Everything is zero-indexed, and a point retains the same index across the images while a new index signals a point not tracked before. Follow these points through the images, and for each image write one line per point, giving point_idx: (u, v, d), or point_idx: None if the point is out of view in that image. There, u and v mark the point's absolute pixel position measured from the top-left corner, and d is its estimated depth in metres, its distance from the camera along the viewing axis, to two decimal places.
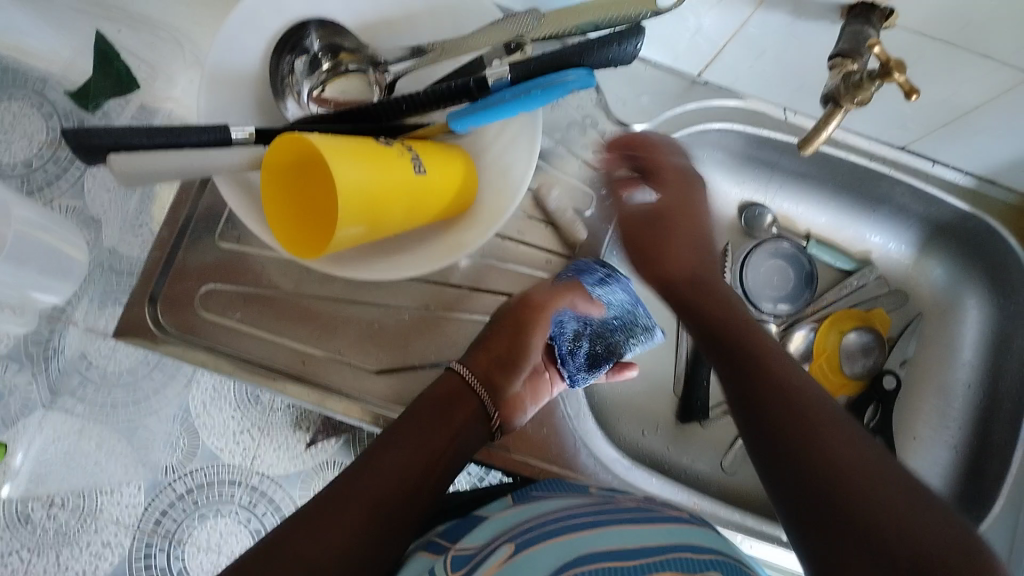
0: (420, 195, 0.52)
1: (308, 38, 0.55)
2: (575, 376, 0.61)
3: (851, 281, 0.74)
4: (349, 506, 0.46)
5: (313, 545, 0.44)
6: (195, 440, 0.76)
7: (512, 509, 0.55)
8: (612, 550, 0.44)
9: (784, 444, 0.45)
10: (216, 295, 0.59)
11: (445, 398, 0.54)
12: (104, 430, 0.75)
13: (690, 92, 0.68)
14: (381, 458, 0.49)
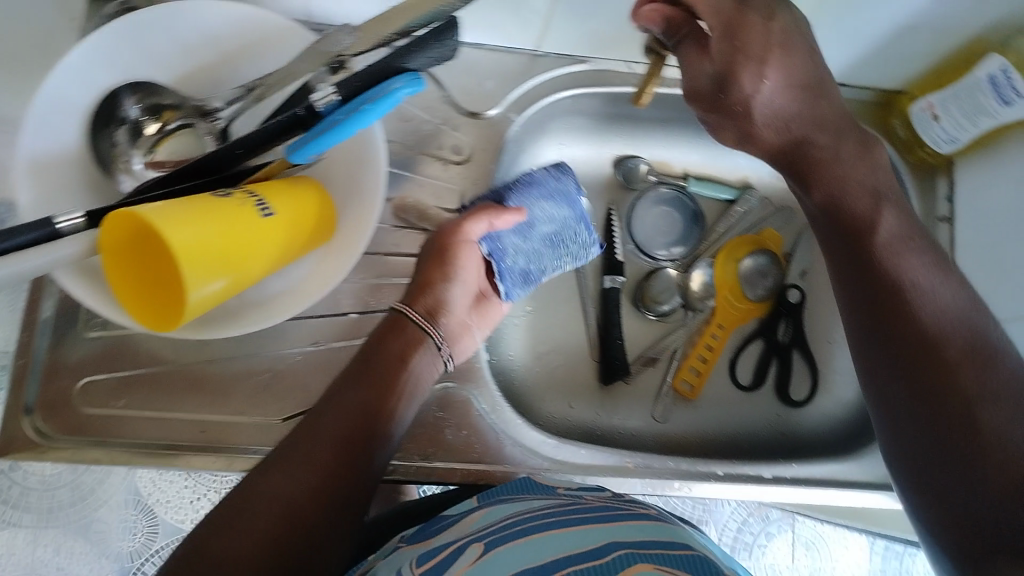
0: (275, 237, 0.52)
1: (125, 104, 0.53)
2: (509, 291, 0.62)
3: (736, 210, 0.76)
4: (315, 458, 0.48)
5: (289, 486, 0.46)
6: (152, 518, 0.77)
7: (467, 517, 0.52)
8: (574, 552, 0.43)
9: (923, 369, 0.51)
10: (96, 387, 0.57)
11: (393, 340, 0.57)
12: (57, 534, 0.75)
13: (534, 66, 0.67)
14: (344, 406, 0.51)
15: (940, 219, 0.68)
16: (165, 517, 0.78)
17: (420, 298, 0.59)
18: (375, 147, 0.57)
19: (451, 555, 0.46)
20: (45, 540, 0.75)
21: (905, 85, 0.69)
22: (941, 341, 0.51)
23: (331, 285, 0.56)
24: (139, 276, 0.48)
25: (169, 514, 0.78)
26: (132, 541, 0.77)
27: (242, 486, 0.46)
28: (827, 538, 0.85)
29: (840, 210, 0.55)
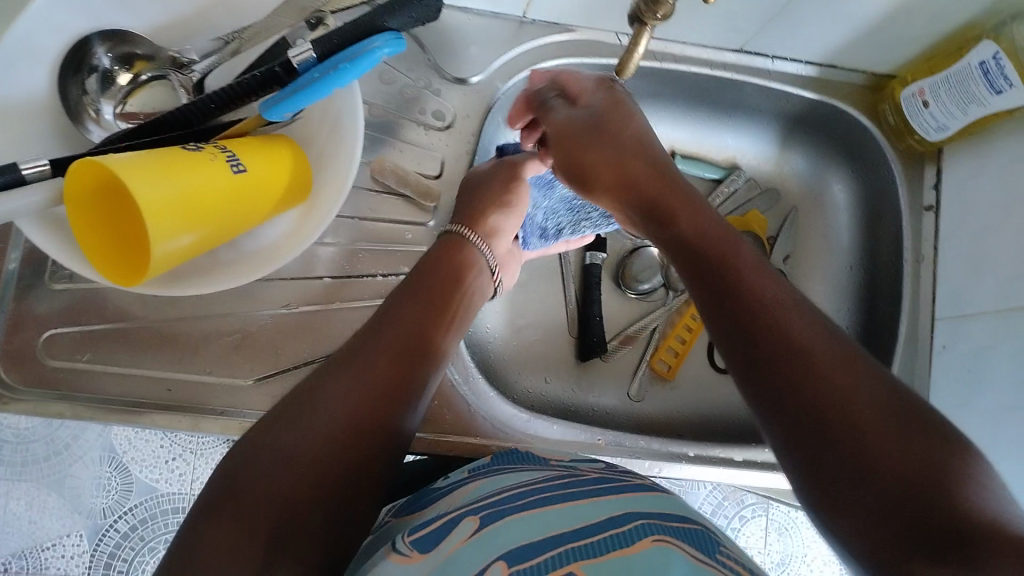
0: (246, 194, 0.50)
1: (96, 53, 0.53)
2: (526, 239, 0.66)
3: (722, 189, 0.73)
4: (376, 377, 0.46)
5: (349, 389, 0.44)
6: (127, 476, 0.77)
7: (465, 485, 0.51)
8: (572, 529, 0.42)
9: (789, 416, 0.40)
10: (60, 340, 0.56)
11: (448, 265, 0.55)
12: (30, 487, 0.76)
13: (521, 34, 0.66)
14: (401, 326, 0.49)
15: (924, 208, 0.68)
16: (140, 476, 0.78)
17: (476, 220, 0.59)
18: (352, 108, 0.55)
19: (445, 527, 0.45)
20: (17, 494, 0.76)
21: (897, 70, 0.68)
22: (780, 313, 0.43)
23: (304, 244, 0.55)
24: (117, 244, 0.47)
25: (142, 472, 0.78)
26: (103, 498, 0.77)
27: (297, 396, 0.44)
28: (800, 524, 0.86)
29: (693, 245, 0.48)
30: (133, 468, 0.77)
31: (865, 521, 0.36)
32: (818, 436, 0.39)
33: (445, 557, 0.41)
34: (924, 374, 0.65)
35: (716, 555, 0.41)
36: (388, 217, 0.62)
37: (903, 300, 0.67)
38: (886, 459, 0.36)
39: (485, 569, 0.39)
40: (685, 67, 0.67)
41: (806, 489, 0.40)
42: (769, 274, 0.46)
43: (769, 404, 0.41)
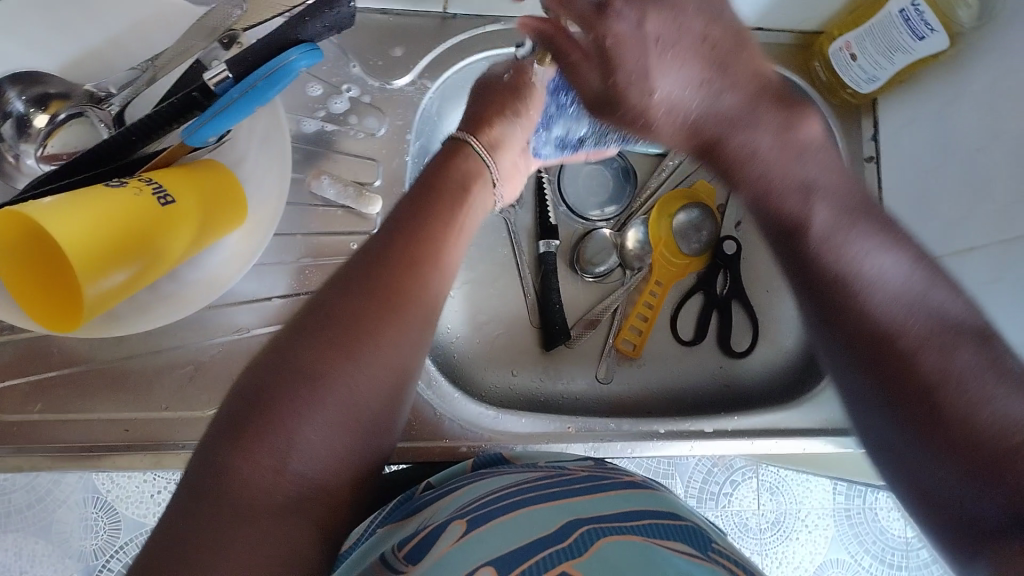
0: (179, 222, 0.50)
1: (7, 98, 0.52)
2: (540, 146, 0.66)
3: (667, 163, 0.74)
4: (361, 329, 0.43)
5: (356, 304, 0.44)
6: (113, 515, 0.77)
7: (448, 494, 0.51)
8: (561, 527, 0.42)
9: (889, 389, 0.41)
10: (9, 393, 0.55)
11: (433, 195, 0.52)
12: (19, 536, 0.76)
13: (444, 29, 0.65)
14: (384, 266, 0.46)
15: (865, 159, 0.68)
16: (127, 514, 0.77)
17: (482, 129, 0.59)
18: (278, 125, 0.55)
19: (432, 534, 0.45)
20: (6, 544, 0.76)
21: (824, 25, 0.68)
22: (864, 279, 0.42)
23: (247, 268, 0.55)
24: (50, 280, 0.46)
25: (129, 510, 0.77)
26: (93, 539, 0.77)
27: (273, 356, 0.42)
28: (790, 483, 0.86)
29: (770, 203, 0.46)
30: (119, 506, 0.77)
31: (945, 473, 0.38)
32: (914, 403, 0.39)
33: (435, 561, 0.41)
34: None
35: (708, 552, 0.42)
36: (331, 229, 0.61)
37: None
38: (968, 426, 0.37)
39: (475, 571, 0.39)
40: None
41: (885, 434, 0.42)
42: (855, 234, 0.44)
43: (861, 365, 0.42)
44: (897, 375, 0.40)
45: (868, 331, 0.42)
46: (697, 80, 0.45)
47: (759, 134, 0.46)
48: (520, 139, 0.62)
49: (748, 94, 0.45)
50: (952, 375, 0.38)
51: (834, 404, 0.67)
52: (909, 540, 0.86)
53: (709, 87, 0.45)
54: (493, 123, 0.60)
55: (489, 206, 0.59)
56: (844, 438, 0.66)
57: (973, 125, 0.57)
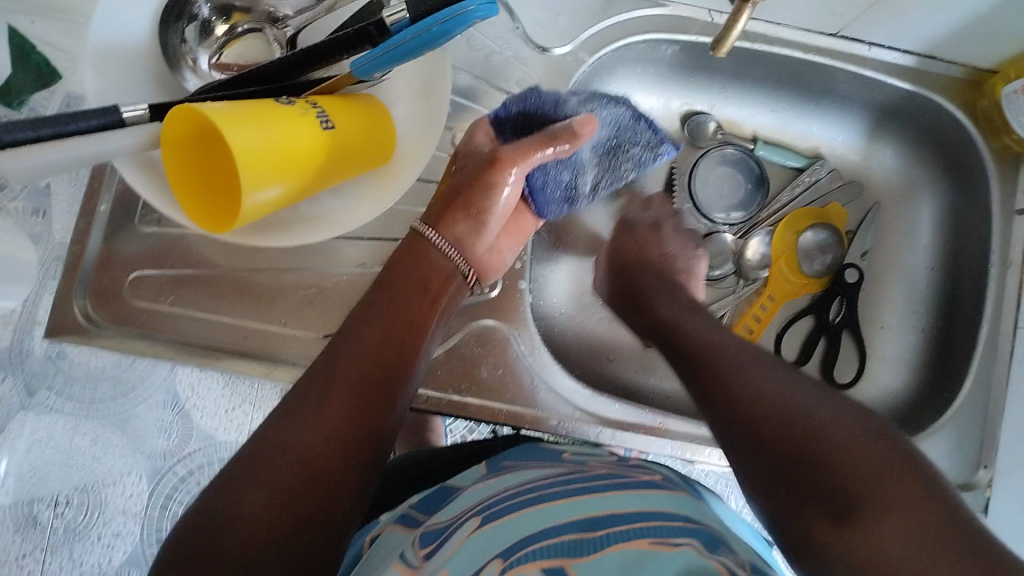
0: (317, 166, 0.51)
1: (195, 2, 0.54)
2: (547, 210, 0.62)
3: (804, 179, 0.72)
4: (326, 415, 0.42)
5: (306, 430, 0.41)
6: (188, 424, 0.75)
7: (475, 485, 0.53)
8: (572, 519, 0.43)
9: (747, 430, 0.43)
10: (146, 281, 0.58)
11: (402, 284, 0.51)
12: (95, 424, 0.73)
13: (611, 7, 0.64)
14: (351, 351, 0.46)
15: (1016, 211, 0.65)
16: (200, 424, 0.75)
17: (449, 224, 0.54)
18: (441, 78, 0.56)
19: (451, 529, 0.46)
20: (84, 431, 0.73)
21: (1001, 66, 0.65)
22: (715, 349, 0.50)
23: (382, 208, 0.56)
24: (188, 192, 0.48)
25: (202, 421, 0.75)
26: (166, 441, 0.74)
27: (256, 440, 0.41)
28: None
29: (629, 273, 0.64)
30: (193, 417, 0.75)
31: (797, 499, 0.39)
32: (792, 437, 0.41)
33: (449, 556, 0.42)
34: (1002, 382, 0.64)
35: (722, 549, 0.41)
36: None
37: (988, 305, 0.65)
38: (818, 445, 0.39)
39: (482, 568, 0.39)
40: (775, 50, 0.65)
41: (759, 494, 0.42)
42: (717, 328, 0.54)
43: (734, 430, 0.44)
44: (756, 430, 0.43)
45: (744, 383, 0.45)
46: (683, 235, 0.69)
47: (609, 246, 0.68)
48: (494, 227, 0.56)
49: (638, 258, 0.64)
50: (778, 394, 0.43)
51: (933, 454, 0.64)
52: None
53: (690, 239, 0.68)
54: (456, 219, 0.54)
55: (460, 298, 0.56)
56: None
57: None
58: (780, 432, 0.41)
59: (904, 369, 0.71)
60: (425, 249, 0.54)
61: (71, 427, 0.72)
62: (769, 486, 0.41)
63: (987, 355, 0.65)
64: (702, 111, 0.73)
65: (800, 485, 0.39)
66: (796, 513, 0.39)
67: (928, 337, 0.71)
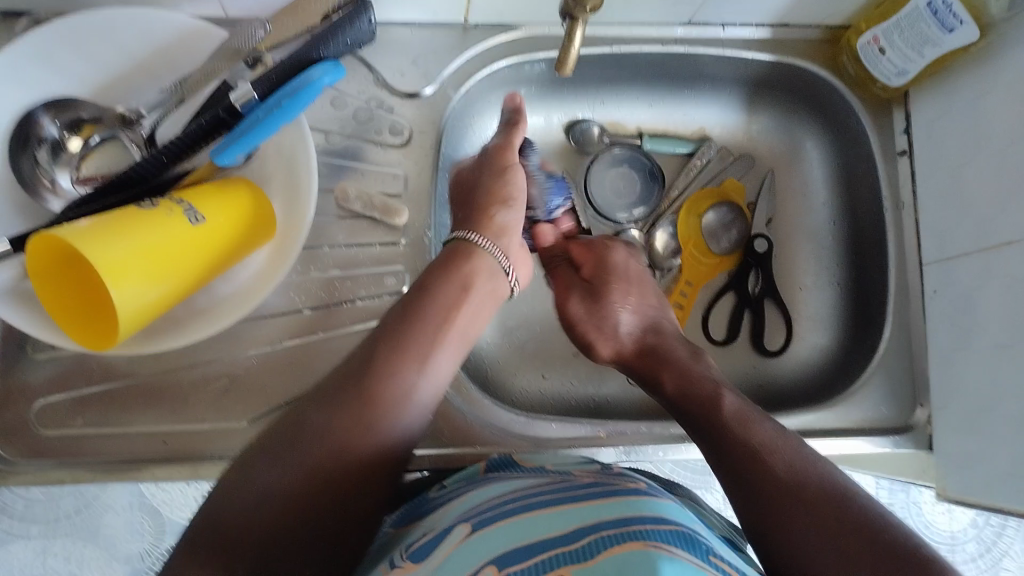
0: (203, 244, 0.50)
1: (42, 124, 0.53)
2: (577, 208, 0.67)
3: (695, 163, 0.73)
4: (361, 437, 0.45)
5: (336, 426, 0.44)
6: (159, 521, 0.64)
7: (454, 500, 0.49)
8: (563, 532, 0.39)
9: (755, 490, 0.46)
10: (52, 409, 0.57)
11: (437, 280, 0.52)
12: (67, 541, 0.63)
13: (467, 38, 0.65)
14: (410, 355, 0.48)
15: (898, 153, 0.67)
16: (172, 517, 0.64)
17: (480, 220, 0.57)
18: (304, 144, 0.56)
19: (437, 536, 0.43)
20: (55, 550, 0.63)
21: (851, 19, 0.67)
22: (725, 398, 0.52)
23: (276, 283, 0.55)
24: (78, 307, 0.48)
25: (173, 513, 0.64)
26: (143, 543, 0.64)
27: (292, 419, 0.45)
28: (929, 509, 0.68)
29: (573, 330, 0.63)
30: (166, 510, 0.64)
31: (796, 540, 0.43)
32: (788, 491, 0.45)
33: (439, 560, 0.40)
34: (919, 319, 0.65)
35: (708, 556, 0.37)
36: (360, 239, 0.62)
37: (890, 250, 0.67)
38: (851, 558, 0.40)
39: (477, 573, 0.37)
40: (635, 48, 0.66)
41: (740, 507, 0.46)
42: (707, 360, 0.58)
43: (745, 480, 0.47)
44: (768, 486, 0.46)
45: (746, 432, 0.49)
46: (637, 281, 0.63)
47: (571, 301, 0.63)
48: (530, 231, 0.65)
49: (582, 316, 0.62)
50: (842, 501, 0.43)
51: (871, 404, 0.65)
52: (955, 537, 0.68)
53: (638, 283, 0.64)
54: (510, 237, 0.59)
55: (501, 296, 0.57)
56: (882, 436, 0.64)
57: (1010, 119, 0.57)
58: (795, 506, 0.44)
59: (828, 326, 0.72)
60: (466, 255, 0.54)
61: (40, 550, 0.63)
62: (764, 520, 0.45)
63: (898, 297, 0.66)
64: (583, 119, 0.73)
65: (780, 514, 0.44)
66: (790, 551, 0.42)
67: (843, 290, 0.73)
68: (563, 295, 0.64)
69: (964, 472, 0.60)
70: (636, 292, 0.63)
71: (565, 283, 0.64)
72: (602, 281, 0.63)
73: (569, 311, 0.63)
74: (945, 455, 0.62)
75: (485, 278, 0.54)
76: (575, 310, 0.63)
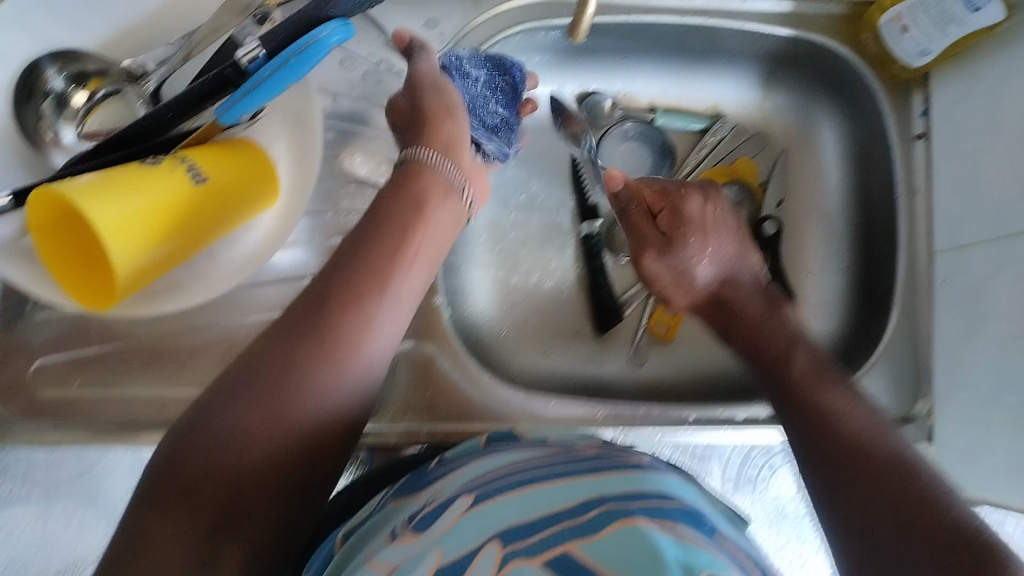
0: (205, 205, 0.49)
1: (46, 77, 0.52)
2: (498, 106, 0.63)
3: (708, 139, 0.72)
4: (324, 364, 0.42)
5: (291, 352, 0.41)
6: None
7: (452, 472, 0.49)
8: (569, 505, 0.38)
9: (829, 458, 0.45)
10: (49, 368, 0.56)
11: (397, 203, 0.49)
12: None
13: (481, 4, 0.64)
14: (372, 279, 0.45)
15: (915, 136, 0.66)
16: None
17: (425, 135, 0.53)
18: (311, 108, 0.55)
19: (442, 507, 0.42)
20: None
21: None
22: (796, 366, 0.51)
23: (277, 248, 0.55)
24: (77, 266, 0.47)
25: None
26: None
27: (251, 355, 0.42)
28: None
29: (654, 285, 0.60)
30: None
31: (861, 504, 0.42)
32: (856, 456, 0.43)
33: (441, 532, 0.39)
34: (928, 307, 0.64)
35: (714, 536, 0.36)
36: (367, 208, 0.61)
37: (902, 235, 0.66)
38: (915, 518, 0.39)
39: (480, 549, 0.36)
40: (652, 18, 0.65)
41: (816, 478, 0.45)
42: (785, 317, 0.56)
43: (822, 447, 0.45)
44: (838, 451, 0.44)
45: (812, 400, 0.48)
46: (721, 222, 0.59)
47: (648, 256, 0.59)
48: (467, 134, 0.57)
49: (663, 271, 0.59)
50: (907, 464, 0.42)
51: (875, 391, 0.64)
52: None
53: (732, 232, 0.59)
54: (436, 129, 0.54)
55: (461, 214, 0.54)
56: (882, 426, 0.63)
57: None
58: (862, 467, 0.43)
59: (832, 313, 0.71)
60: (421, 177, 0.51)
61: None
62: (836, 487, 0.43)
63: (907, 284, 0.65)
64: (597, 91, 0.72)
65: (850, 477, 0.43)
66: (855, 517, 0.42)
67: (853, 275, 0.72)
68: (647, 245, 0.59)
69: (964, 464, 0.59)
70: (715, 241, 0.58)
71: (647, 231, 0.59)
72: (684, 230, 0.58)
73: (653, 261, 0.59)
74: (946, 446, 0.61)
75: (438, 199, 0.51)
76: (656, 271, 0.59)
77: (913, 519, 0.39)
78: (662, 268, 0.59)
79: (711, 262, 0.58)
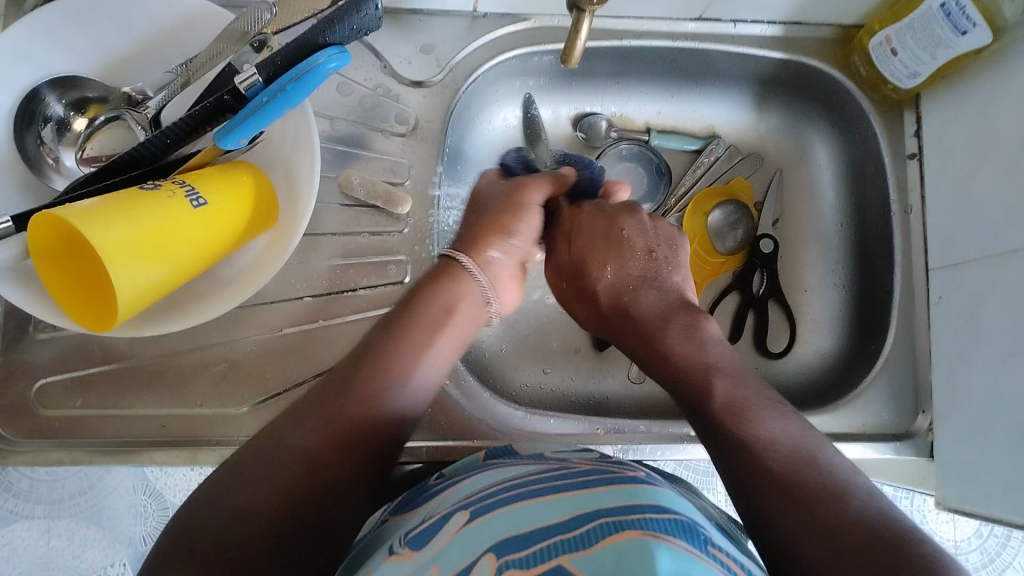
0: (204, 228, 0.50)
1: (47, 102, 0.53)
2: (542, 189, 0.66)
3: (703, 160, 0.73)
4: (345, 447, 0.43)
5: (312, 434, 0.43)
6: (162, 503, 0.64)
7: (451, 488, 0.49)
8: (564, 518, 0.38)
9: (748, 475, 0.43)
10: (51, 389, 0.57)
11: (425, 294, 0.52)
12: (70, 522, 0.63)
13: (476, 29, 0.65)
14: (393, 375, 0.47)
15: (907, 156, 0.67)
16: (175, 501, 0.64)
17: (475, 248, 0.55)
18: (307, 130, 0.56)
19: (435, 525, 0.43)
20: (58, 530, 0.63)
21: (864, 19, 0.66)
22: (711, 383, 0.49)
23: (276, 268, 0.55)
24: (79, 293, 0.48)
25: (176, 496, 0.64)
26: (145, 526, 0.64)
27: (268, 436, 0.43)
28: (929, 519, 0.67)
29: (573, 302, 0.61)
30: (170, 494, 0.64)
31: (791, 523, 0.40)
32: (782, 481, 0.42)
33: (436, 551, 0.39)
34: (925, 324, 0.65)
35: (708, 546, 0.36)
36: (366, 229, 0.62)
37: (897, 254, 0.67)
38: (847, 535, 0.38)
39: (474, 563, 0.37)
40: (645, 42, 0.66)
41: (739, 495, 0.44)
42: (702, 324, 0.54)
43: (739, 466, 0.44)
44: (756, 476, 0.43)
45: (731, 418, 0.46)
46: (642, 235, 0.59)
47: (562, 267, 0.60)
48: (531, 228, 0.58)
49: (577, 283, 0.59)
50: (832, 491, 0.41)
51: (873, 408, 0.64)
52: (958, 546, 0.67)
53: (645, 241, 0.59)
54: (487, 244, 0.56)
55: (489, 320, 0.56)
56: (882, 443, 0.63)
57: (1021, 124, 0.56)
58: (788, 488, 0.41)
59: (832, 330, 0.72)
60: (454, 278, 0.53)
61: (43, 530, 0.63)
62: (762, 503, 0.42)
63: (903, 301, 0.66)
64: (590, 112, 0.73)
65: (774, 497, 0.41)
66: (782, 533, 0.40)
67: (850, 292, 0.72)
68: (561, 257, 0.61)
69: (964, 480, 0.60)
70: (621, 258, 0.58)
71: (562, 239, 0.61)
72: (575, 252, 0.59)
73: (572, 280, 0.60)
74: (946, 461, 0.61)
75: (471, 304, 0.53)
76: (573, 285, 0.60)
77: (849, 544, 0.38)
78: (578, 281, 0.59)
79: (619, 276, 0.57)
